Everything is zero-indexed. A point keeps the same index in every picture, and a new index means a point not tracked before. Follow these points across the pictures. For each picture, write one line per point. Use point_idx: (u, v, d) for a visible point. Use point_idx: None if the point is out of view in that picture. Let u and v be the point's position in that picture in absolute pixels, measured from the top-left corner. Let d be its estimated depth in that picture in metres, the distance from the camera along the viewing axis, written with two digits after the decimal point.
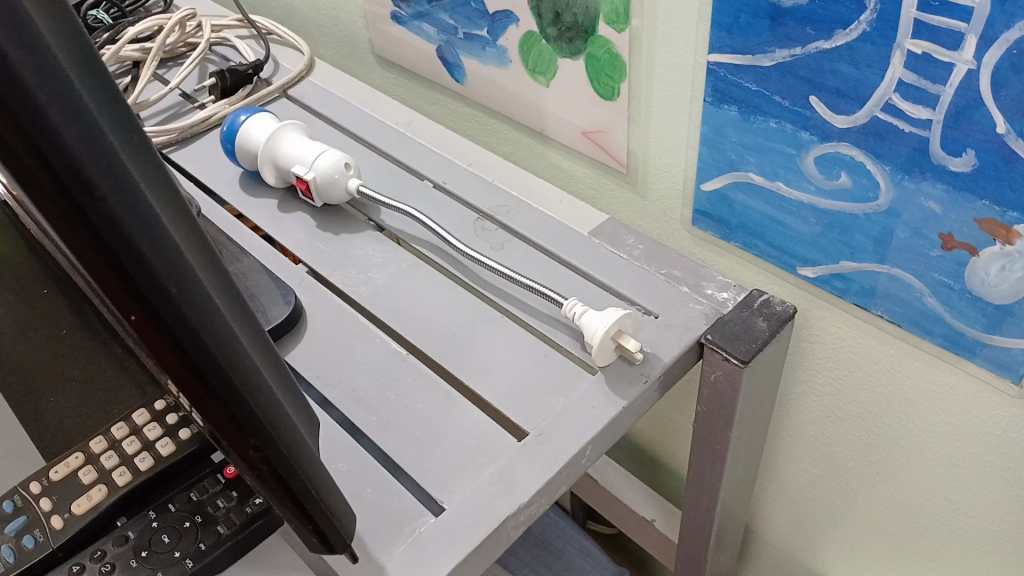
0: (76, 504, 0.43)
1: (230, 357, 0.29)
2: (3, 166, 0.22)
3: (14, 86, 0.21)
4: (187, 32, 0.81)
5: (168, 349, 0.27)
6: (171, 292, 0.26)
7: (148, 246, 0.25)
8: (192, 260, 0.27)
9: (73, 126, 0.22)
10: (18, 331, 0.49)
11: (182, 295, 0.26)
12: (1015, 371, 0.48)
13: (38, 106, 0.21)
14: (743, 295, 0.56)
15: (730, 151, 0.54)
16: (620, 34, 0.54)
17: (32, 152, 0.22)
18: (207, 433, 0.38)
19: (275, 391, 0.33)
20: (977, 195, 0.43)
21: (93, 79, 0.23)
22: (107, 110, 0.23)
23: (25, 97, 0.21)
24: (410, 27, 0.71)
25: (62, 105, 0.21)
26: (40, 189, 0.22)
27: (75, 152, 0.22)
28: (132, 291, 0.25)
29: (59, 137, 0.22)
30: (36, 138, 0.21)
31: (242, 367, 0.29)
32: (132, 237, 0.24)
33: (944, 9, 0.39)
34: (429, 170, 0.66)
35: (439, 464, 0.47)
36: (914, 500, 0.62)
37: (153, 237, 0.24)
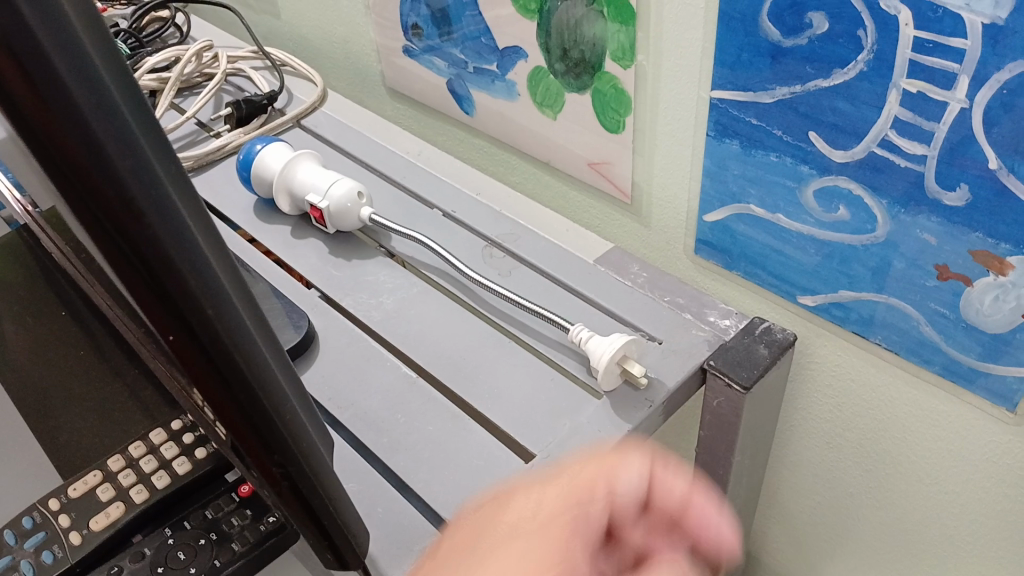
0: (94, 521, 0.44)
1: (258, 377, 0.30)
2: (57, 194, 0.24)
3: (71, 117, 0.22)
4: (203, 62, 0.84)
5: (203, 369, 0.29)
6: (208, 314, 0.27)
7: (188, 270, 0.26)
8: (227, 285, 0.28)
9: (122, 155, 0.24)
10: (36, 355, 0.52)
11: (217, 317, 0.27)
12: (1009, 399, 0.49)
13: (93, 136, 0.23)
14: (746, 323, 0.57)
15: (733, 183, 0.55)
16: (626, 71, 0.56)
17: (88, 182, 0.23)
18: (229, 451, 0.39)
19: (297, 410, 0.34)
20: (972, 228, 0.44)
21: (142, 115, 0.25)
22: (153, 143, 0.25)
23: (81, 128, 0.23)
24: (421, 61, 0.73)
25: (112, 135, 0.23)
26: (92, 215, 0.24)
27: (125, 181, 0.24)
28: (173, 314, 0.26)
29: (111, 167, 0.23)
30: (89, 166, 0.23)
31: (268, 385, 0.31)
32: (174, 261, 0.25)
33: (938, 51, 0.41)
34: (438, 199, 0.68)
35: (447, 485, 0.48)
36: (915, 526, 0.62)
37: (192, 261, 0.26)
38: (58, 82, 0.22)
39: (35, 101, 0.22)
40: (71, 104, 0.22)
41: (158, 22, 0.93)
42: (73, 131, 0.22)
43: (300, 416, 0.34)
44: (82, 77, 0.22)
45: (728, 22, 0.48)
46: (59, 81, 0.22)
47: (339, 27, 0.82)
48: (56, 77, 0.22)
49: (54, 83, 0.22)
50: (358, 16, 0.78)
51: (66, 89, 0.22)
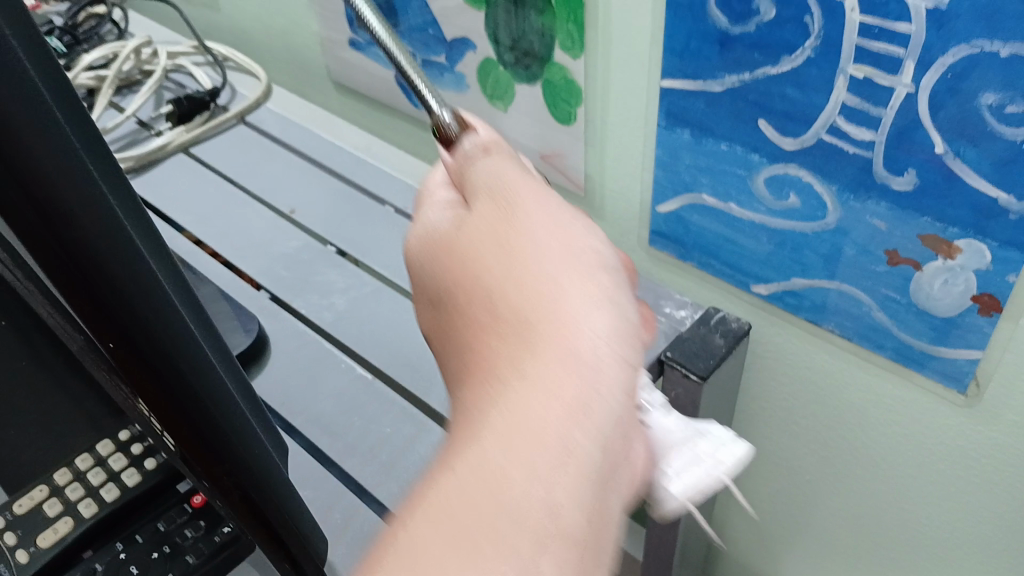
0: (41, 538, 0.41)
1: (189, 360, 0.29)
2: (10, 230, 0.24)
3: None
4: (143, 59, 0.81)
5: (133, 361, 0.28)
6: (127, 291, 0.26)
7: (95, 232, 0.24)
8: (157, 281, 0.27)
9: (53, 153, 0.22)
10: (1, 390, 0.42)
11: (138, 293, 0.26)
12: (961, 381, 0.49)
13: (24, 144, 0.22)
14: (701, 313, 0.58)
15: (685, 173, 0.55)
16: (575, 61, 0.55)
17: (19, 191, 0.22)
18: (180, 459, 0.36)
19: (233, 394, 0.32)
20: (921, 212, 0.45)
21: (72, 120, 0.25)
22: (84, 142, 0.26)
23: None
24: (367, 53, 0.70)
25: (32, 117, 0.22)
26: (22, 223, 0.23)
27: (41, 159, 0.22)
28: (100, 309, 0.26)
29: (45, 174, 0.22)
30: (20, 174, 0.22)
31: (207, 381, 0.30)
32: (98, 246, 0.24)
33: (884, 36, 0.41)
34: (390, 195, 0.69)
35: (407, 487, 0.49)
36: (871, 510, 0.63)
37: (125, 259, 0.25)
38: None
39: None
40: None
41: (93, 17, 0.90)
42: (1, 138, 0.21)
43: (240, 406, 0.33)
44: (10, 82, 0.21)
45: (675, 9, 0.48)
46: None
47: (281, 19, 0.79)
48: None
49: None
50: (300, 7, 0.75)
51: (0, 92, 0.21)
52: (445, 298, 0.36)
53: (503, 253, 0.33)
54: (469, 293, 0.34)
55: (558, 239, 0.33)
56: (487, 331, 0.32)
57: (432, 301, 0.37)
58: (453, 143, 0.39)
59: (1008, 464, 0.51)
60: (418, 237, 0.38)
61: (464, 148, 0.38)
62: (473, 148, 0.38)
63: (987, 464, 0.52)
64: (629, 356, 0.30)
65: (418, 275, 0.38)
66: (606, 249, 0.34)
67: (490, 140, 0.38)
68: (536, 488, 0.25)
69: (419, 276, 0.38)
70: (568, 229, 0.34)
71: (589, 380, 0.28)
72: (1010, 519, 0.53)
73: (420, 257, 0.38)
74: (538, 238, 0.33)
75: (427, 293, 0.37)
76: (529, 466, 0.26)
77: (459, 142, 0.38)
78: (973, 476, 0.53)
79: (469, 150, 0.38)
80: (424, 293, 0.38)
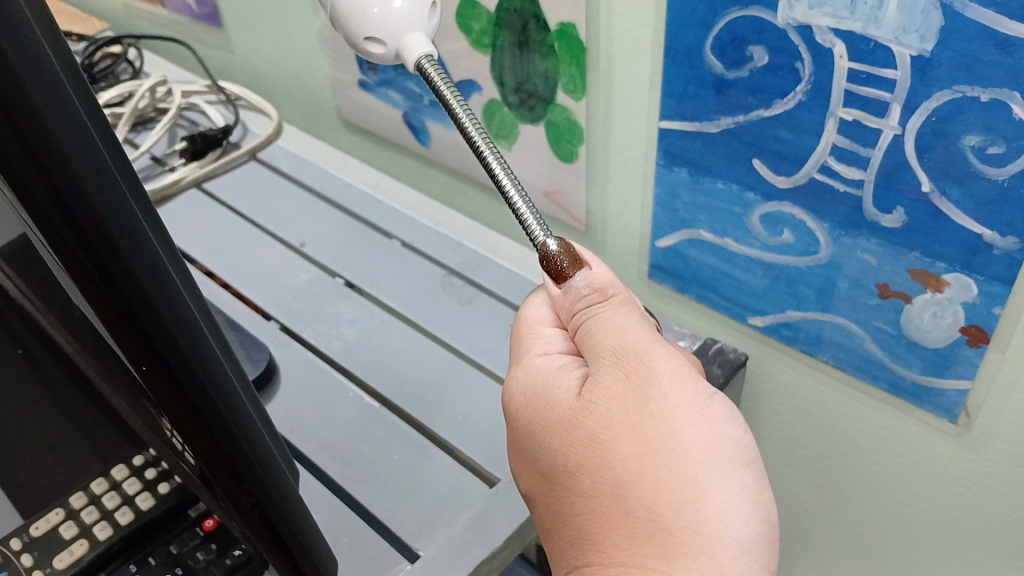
0: (58, 560, 0.41)
1: (214, 381, 0.30)
2: (54, 253, 0.26)
3: (43, 139, 0.23)
4: (158, 97, 0.84)
5: (163, 380, 0.29)
6: (162, 315, 0.27)
7: (133, 256, 0.26)
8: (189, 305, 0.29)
9: (96, 182, 0.24)
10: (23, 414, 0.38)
11: (172, 317, 0.28)
12: (951, 411, 0.51)
13: (73, 173, 0.24)
14: (699, 343, 0.62)
15: (683, 210, 0.57)
16: (577, 103, 0.58)
17: (65, 217, 0.24)
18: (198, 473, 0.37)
19: (251, 413, 0.33)
20: (910, 248, 0.47)
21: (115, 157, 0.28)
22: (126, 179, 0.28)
23: (47, 138, 0.23)
24: (376, 93, 0.73)
25: (78, 150, 0.24)
26: (68, 247, 0.25)
27: (85, 187, 0.24)
28: (137, 330, 0.27)
29: (89, 202, 0.24)
30: (67, 200, 0.24)
31: (230, 400, 0.31)
32: (136, 272, 0.26)
33: (872, 81, 0.43)
34: (398, 231, 0.72)
35: (414, 512, 0.50)
36: (867, 540, 0.64)
37: (160, 283, 0.27)
38: (39, 119, 0.23)
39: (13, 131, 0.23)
40: (50, 138, 0.23)
41: (109, 57, 0.92)
42: (53, 168, 0.24)
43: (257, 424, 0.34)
44: (62, 118, 0.23)
45: (673, 56, 0.50)
46: (39, 117, 0.23)
47: (293, 61, 0.81)
48: (40, 118, 0.23)
49: (36, 120, 0.23)
50: (313, 50, 0.78)
51: (49, 127, 0.23)
52: (568, 470, 0.38)
53: (631, 431, 0.36)
54: (595, 470, 0.37)
55: (695, 419, 0.36)
56: (600, 447, 0.37)
57: (540, 467, 0.40)
58: (562, 273, 0.40)
59: (998, 492, 0.52)
60: (526, 394, 0.41)
61: (582, 300, 0.40)
62: (589, 292, 0.40)
63: (979, 492, 0.53)
64: (764, 530, 0.34)
65: (531, 436, 0.40)
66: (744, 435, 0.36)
67: (604, 282, 0.40)
68: (675, 548, 0.34)
69: (533, 436, 0.40)
70: (705, 410, 0.36)
71: (670, 449, 0.36)
72: (1002, 547, 0.54)
73: (539, 425, 0.40)
74: (677, 423, 0.36)
75: (532, 454, 0.40)
76: (657, 539, 0.35)
77: (573, 280, 0.40)
78: (965, 504, 0.54)
79: (590, 306, 0.40)
80: (526, 452, 0.41)
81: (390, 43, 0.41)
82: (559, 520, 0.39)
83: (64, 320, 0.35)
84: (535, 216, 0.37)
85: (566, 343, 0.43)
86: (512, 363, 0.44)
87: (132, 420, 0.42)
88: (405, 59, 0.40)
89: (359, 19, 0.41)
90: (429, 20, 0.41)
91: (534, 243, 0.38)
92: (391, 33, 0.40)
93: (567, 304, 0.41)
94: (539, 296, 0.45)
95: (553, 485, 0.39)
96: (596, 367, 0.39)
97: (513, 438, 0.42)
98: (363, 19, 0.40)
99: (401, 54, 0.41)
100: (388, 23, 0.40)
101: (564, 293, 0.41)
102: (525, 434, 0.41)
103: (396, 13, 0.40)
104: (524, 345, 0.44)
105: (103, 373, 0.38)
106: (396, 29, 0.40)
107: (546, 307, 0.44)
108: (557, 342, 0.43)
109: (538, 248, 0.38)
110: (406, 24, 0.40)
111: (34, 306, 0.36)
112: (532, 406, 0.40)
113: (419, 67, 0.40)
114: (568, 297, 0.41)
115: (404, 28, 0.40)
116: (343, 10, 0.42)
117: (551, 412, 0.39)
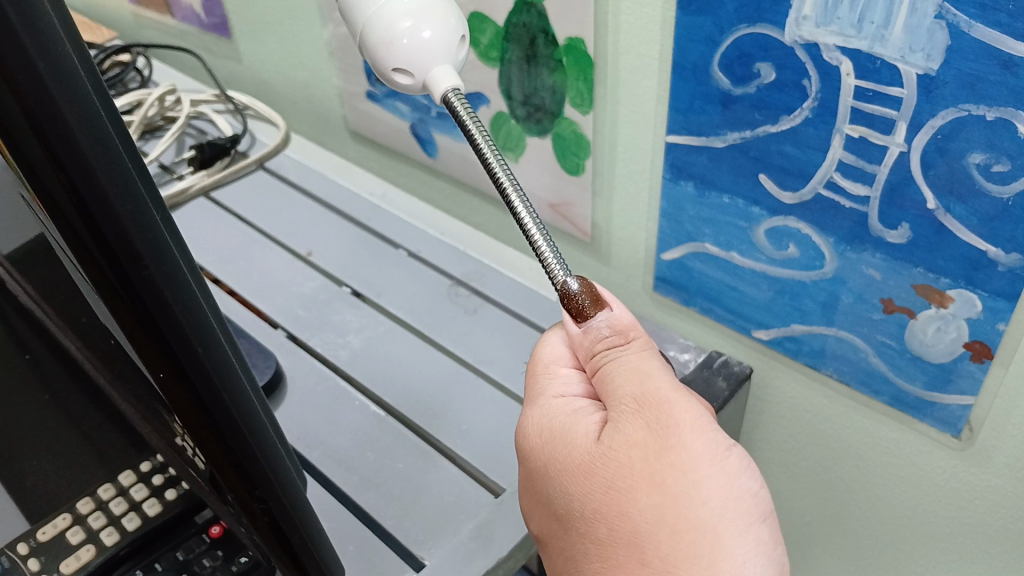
0: (65, 564, 0.42)
1: (231, 389, 0.31)
2: (78, 261, 0.26)
3: (70, 148, 0.24)
4: (166, 106, 0.85)
5: (180, 388, 0.30)
6: (182, 324, 0.28)
7: (155, 265, 0.26)
8: (207, 313, 0.29)
9: (120, 190, 0.25)
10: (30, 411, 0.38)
11: (192, 326, 0.28)
12: (954, 425, 0.51)
13: (99, 183, 0.24)
14: (703, 357, 0.63)
15: (688, 223, 0.58)
16: (585, 116, 0.58)
17: (90, 226, 0.25)
18: (208, 477, 0.37)
19: (265, 423, 0.34)
20: (914, 264, 0.47)
21: (139, 170, 0.28)
22: (148, 190, 0.28)
23: (74, 147, 0.24)
24: (383, 105, 0.74)
25: (103, 160, 0.24)
26: (92, 256, 0.26)
27: (110, 196, 0.25)
28: (157, 338, 0.28)
29: (114, 212, 0.25)
30: (92, 210, 0.25)
31: (245, 410, 0.32)
32: (158, 281, 0.27)
33: (877, 99, 0.43)
34: (404, 241, 0.73)
35: (419, 520, 0.51)
36: (868, 552, 0.64)
37: (180, 292, 0.27)
38: (67, 129, 0.23)
39: (42, 141, 0.23)
40: (77, 149, 0.24)
41: (118, 65, 0.93)
42: (80, 178, 0.24)
43: (270, 433, 0.34)
44: (89, 129, 0.24)
45: (680, 71, 0.51)
46: (67, 128, 0.23)
47: (301, 72, 0.82)
48: (67, 127, 0.23)
49: (64, 129, 0.23)
50: (321, 61, 0.78)
51: (76, 135, 0.24)
52: (585, 516, 0.39)
53: (651, 482, 0.37)
54: (614, 517, 0.38)
55: (716, 472, 0.36)
56: (620, 497, 0.37)
57: (555, 510, 0.41)
58: (583, 314, 0.39)
59: (999, 505, 0.52)
60: (543, 436, 0.41)
61: (602, 342, 0.40)
62: (610, 334, 0.40)
63: (980, 505, 0.53)
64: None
65: (547, 480, 0.41)
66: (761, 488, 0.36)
67: (625, 325, 0.40)
68: None
69: (548, 479, 0.41)
70: (724, 464, 0.37)
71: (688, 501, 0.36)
72: (1003, 559, 0.54)
73: (556, 468, 0.40)
74: (699, 476, 0.36)
75: (548, 496, 0.41)
76: None
77: (594, 319, 0.40)
78: (966, 517, 0.55)
79: (611, 349, 0.40)
80: (541, 493, 0.42)
81: (416, 75, 0.41)
82: (574, 564, 0.40)
83: (79, 329, 0.35)
84: (550, 247, 0.37)
85: (583, 383, 0.43)
86: (528, 401, 0.44)
87: (140, 425, 0.43)
88: (431, 91, 0.41)
89: (386, 49, 0.41)
90: (457, 51, 0.42)
91: (552, 281, 0.38)
92: (419, 65, 0.41)
93: (586, 345, 0.41)
94: (555, 332, 0.45)
95: (568, 528, 0.40)
96: (616, 413, 0.39)
97: (528, 478, 0.43)
98: (391, 49, 0.41)
99: (428, 85, 0.41)
100: (416, 55, 0.41)
101: (583, 333, 0.41)
102: (541, 476, 0.41)
103: (425, 46, 0.41)
104: (539, 384, 0.44)
105: (114, 380, 0.38)
106: (424, 61, 0.41)
107: (562, 344, 0.44)
108: (574, 382, 0.43)
109: (559, 288, 0.38)
110: (435, 57, 0.41)
111: (49, 313, 0.36)
112: (549, 449, 0.41)
113: (445, 100, 0.40)
114: (587, 337, 0.40)
115: (433, 61, 0.41)
116: (369, 37, 0.42)
117: (569, 457, 0.40)
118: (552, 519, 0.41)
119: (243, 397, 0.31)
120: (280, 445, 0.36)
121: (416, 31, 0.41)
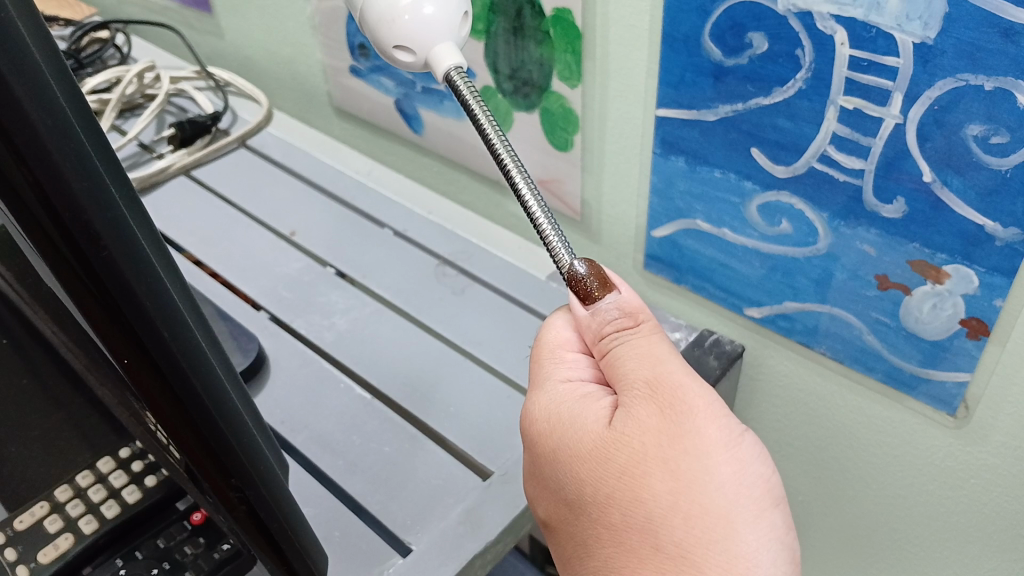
0: (42, 553, 0.39)
1: (200, 373, 0.29)
2: (32, 241, 0.25)
3: (23, 125, 0.22)
4: (145, 83, 0.83)
5: (145, 372, 0.28)
6: (145, 306, 0.26)
7: (115, 246, 0.25)
8: (174, 294, 0.28)
9: (75, 168, 0.23)
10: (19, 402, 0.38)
11: (156, 308, 0.27)
12: (950, 403, 0.50)
13: (52, 161, 0.23)
14: (695, 335, 0.62)
15: (679, 200, 0.56)
16: (573, 90, 0.57)
17: (44, 205, 0.24)
18: (184, 464, 0.36)
19: (238, 407, 0.33)
20: (909, 239, 0.46)
21: (102, 147, 0.27)
22: (111, 168, 0.27)
23: (25, 125, 0.22)
24: (368, 80, 0.72)
25: (58, 139, 0.23)
26: (50, 239, 0.24)
27: (65, 174, 0.23)
28: (117, 320, 0.26)
29: (70, 192, 0.24)
30: (48, 189, 0.23)
31: (216, 393, 0.30)
32: (119, 263, 0.25)
33: (873, 69, 0.42)
34: (390, 219, 0.72)
35: (406, 505, 0.50)
36: (863, 531, 0.63)
37: (143, 274, 0.26)
38: (14, 101, 0.22)
39: None
40: (26, 123, 0.22)
41: (97, 43, 0.91)
42: (30, 154, 0.23)
43: (242, 413, 0.33)
44: (42, 105, 0.22)
45: (671, 42, 0.50)
46: (17, 105, 0.22)
47: (285, 47, 0.80)
48: (18, 105, 0.22)
49: (15, 106, 0.22)
50: (304, 35, 0.76)
51: (28, 113, 0.22)
52: (598, 502, 0.38)
53: (664, 465, 0.36)
54: (627, 503, 0.37)
55: (729, 459, 0.35)
56: (634, 482, 0.36)
57: (564, 496, 0.40)
58: (589, 296, 0.38)
59: (995, 485, 0.52)
60: (550, 421, 0.40)
61: (611, 324, 0.39)
62: (618, 316, 0.39)
63: (976, 484, 0.53)
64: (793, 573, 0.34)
65: (555, 465, 0.40)
66: (773, 473, 0.36)
67: (634, 307, 0.39)
68: None
69: (557, 464, 0.40)
70: (737, 448, 0.36)
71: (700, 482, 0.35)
72: (999, 538, 0.54)
73: (566, 454, 0.39)
74: (713, 460, 0.35)
75: (556, 481, 0.40)
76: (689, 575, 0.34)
77: (601, 302, 0.39)
78: (962, 496, 0.54)
79: (619, 332, 0.39)
80: (549, 479, 0.41)
81: (419, 52, 0.40)
82: (584, 550, 0.39)
83: (51, 310, 0.34)
84: (551, 228, 0.35)
85: (590, 368, 0.42)
86: (533, 386, 0.43)
87: (117, 412, 0.41)
88: (434, 70, 0.40)
89: (388, 26, 0.40)
90: (459, 28, 0.40)
91: (555, 264, 0.36)
92: (423, 40, 0.39)
93: (594, 327, 0.40)
94: (560, 317, 0.44)
95: (579, 514, 0.39)
96: (629, 399, 0.38)
97: (535, 464, 0.42)
98: (393, 25, 0.40)
99: (430, 64, 0.40)
100: (417, 30, 0.39)
101: (591, 315, 0.40)
102: (549, 461, 0.40)
103: (427, 21, 0.39)
104: (544, 369, 0.42)
105: (89, 365, 0.37)
106: (428, 37, 0.39)
107: (567, 328, 0.43)
108: (581, 368, 0.42)
109: (565, 271, 0.37)
110: (438, 32, 0.39)
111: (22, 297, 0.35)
112: (557, 434, 0.40)
113: (447, 78, 0.39)
114: (595, 320, 0.39)
115: (435, 37, 0.39)
116: (370, 13, 0.41)
117: (578, 442, 0.39)
118: (562, 508, 0.40)
119: (212, 378, 0.30)
120: (256, 430, 0.35)
121: (417, 6, 0.39)
